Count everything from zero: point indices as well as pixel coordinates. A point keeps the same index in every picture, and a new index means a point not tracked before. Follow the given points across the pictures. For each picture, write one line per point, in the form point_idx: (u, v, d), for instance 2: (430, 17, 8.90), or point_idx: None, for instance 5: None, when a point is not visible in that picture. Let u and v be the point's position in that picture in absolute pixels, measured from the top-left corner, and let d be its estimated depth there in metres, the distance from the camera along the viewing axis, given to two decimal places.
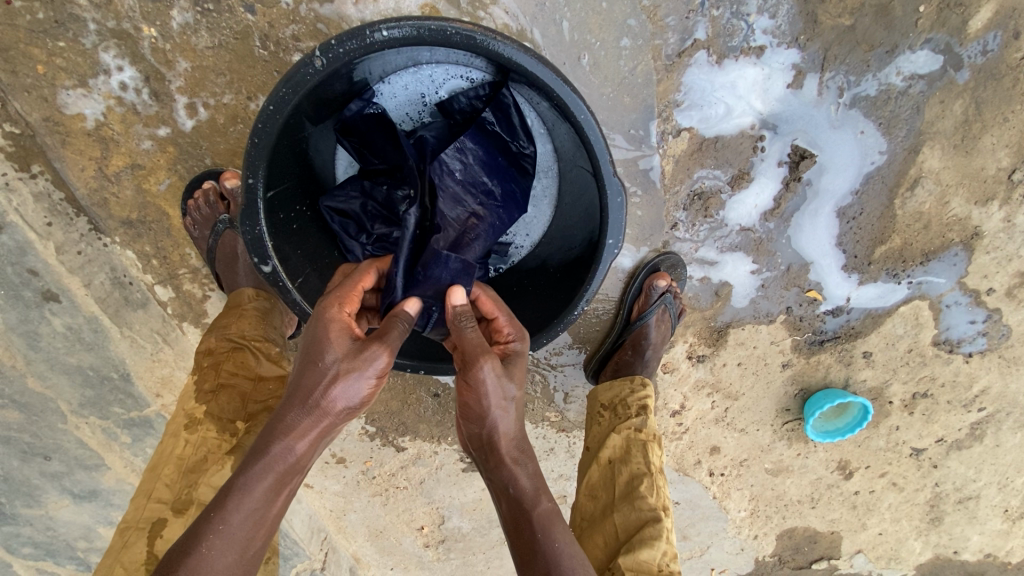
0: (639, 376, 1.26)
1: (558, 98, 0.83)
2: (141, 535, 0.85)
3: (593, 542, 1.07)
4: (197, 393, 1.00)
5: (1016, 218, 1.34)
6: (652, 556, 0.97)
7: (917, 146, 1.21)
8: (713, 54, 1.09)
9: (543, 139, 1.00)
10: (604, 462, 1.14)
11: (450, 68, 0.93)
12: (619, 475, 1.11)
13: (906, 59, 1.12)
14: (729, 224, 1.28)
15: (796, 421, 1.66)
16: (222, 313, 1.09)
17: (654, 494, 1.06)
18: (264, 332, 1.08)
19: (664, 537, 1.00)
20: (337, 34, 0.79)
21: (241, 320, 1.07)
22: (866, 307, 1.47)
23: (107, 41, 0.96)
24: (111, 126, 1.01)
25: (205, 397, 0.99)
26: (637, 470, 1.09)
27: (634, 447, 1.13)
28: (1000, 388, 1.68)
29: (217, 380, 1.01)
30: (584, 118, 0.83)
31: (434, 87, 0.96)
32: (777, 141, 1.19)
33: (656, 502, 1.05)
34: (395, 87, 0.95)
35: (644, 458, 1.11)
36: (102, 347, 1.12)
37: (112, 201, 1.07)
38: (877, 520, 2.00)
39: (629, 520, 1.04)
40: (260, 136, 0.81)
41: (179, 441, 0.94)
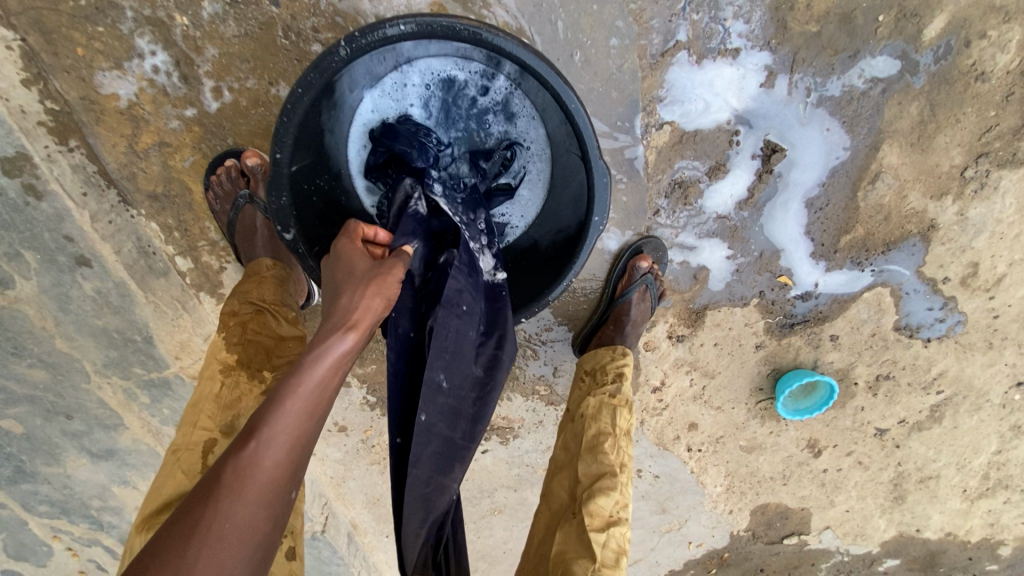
0: (619, 346, 1.36)
1: (553, 88, 0.96)
2: (194, 452, 0.99)
3: (559, 485, 1.18)
4: (227, 345, 1.10)
5: (968, 212, 1.46)
6: (606, 504, 1.09)
7: (877, 143, 1.33)
8: (693, 55, 1.20)
9: (536, 123, 1.12)
10: (578, 419, 1.26)
11: (454, 61, 1.06)
12: (588, 430, 1.22)
13: (867, 64, 1.24)
14: (707, 212, 1.40)
15: (768, 400, 1.78)
16: (243, 280, 1.18)
17: (614, 452, 1.17)
18: (281, 298, 1.17)
19: (619, 491, 1.11)
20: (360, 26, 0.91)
21: (264, 280, 1.17)
22: (833, 292, 1.59)
23: (143, 28, 1.05)
24: (142, 106, 1.10)
25: (234, 348, 1.09)
26: (605, 428, 1.21)
27: (605, 409, 1.24)
28: (957, 372, 1.81)
29: (245, 332, 1.11)
30: (575, 107, 0.97)
31: (441, 77, 1.08)
32: (751, 136, 1.31)
33: (615, 459, 1.16)
34: (406, 75, 1.08)
35: (612, 420, 1.22)
36: (127, 311, 1.21)
37: (140, 175, 1.16)
38: (844, 497, 2.13)
39: (591, 470, 1.15)
40: (289, 115, 0.95)
41: (216, 382, 1.06)
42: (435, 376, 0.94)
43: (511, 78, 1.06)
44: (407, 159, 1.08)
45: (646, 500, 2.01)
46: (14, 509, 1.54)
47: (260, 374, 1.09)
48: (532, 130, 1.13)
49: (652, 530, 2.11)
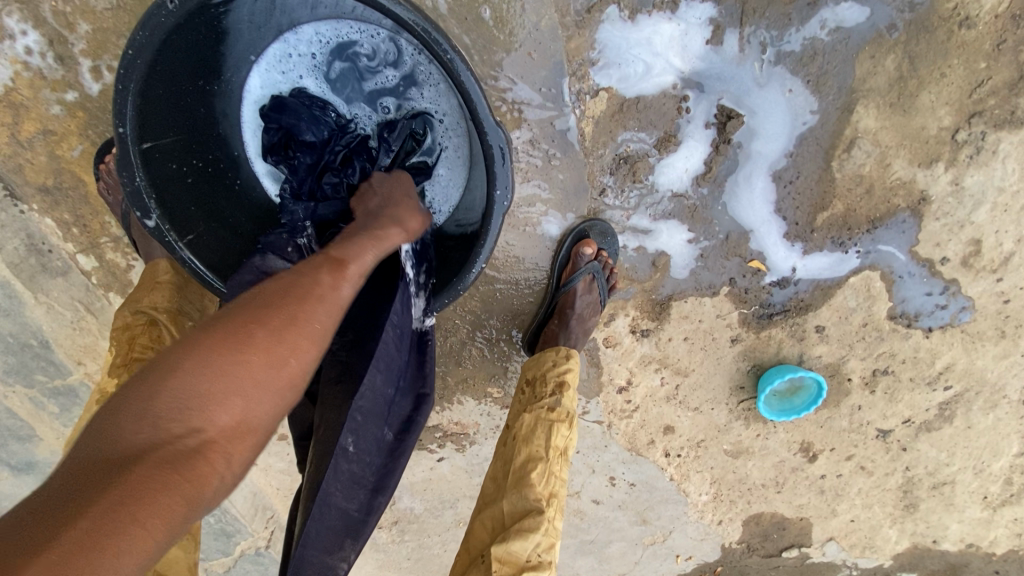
0: (564, 348, 1.24)
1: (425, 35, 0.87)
2: None
3: (483, 525, 1.11)
4: (110, 368, 1.00)
5: (964, 180, 1.28)
6: (524, 547, 1.02)
7: (850, 104, 1.17)
8: (625, 10, 1.06)
9: (442, 92, 1.00)
10: (509, 442, 1.18)
11: (334, 23, 0.96)
12: (518, 454, 1.14)
13: (829, 12, 1.09)
14: (660, 190, 1.25)
15: (751, 400, 1.62)
16: (135, 287, 1.09)
17: (543, 482, 1.10)
18: (176, 304, 1.08)
19: (541, 530, 1.04)
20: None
21: (152, 292, 1.06)
22: (814, 277, 1.42)
23: (10, 6, 0.97)
24: (19, 91, 1.02)
25: (117, 371, 0.99)
26: (535, 453, 1.13)
27: (540, 429, 1.16)
28: (966, 365, 1.61)
29: (130, 356, 1.01)
30: (450, 57, 0.86)
31: (333, 45, 0.98)
32: (702, 101, 1.16)
33: (542, 491, 1.09)
34: (295, 43, 0.98)
35: (546, 441, 1.14)
36: (21, 313, 1.14)
37: (27, 167, 1.08)
38: (848, 506, 1.93)
39: (515, 507, 1.08)
40: (122, 85, 0.83)
41: None
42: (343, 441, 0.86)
43: (399, 37, 0.95)
44: (296, 133, 1.00)
45: (625, 511, 1.85)
46: None
47: None
48: (442, 101, 1.01)
49: (634, 544, 1.94)
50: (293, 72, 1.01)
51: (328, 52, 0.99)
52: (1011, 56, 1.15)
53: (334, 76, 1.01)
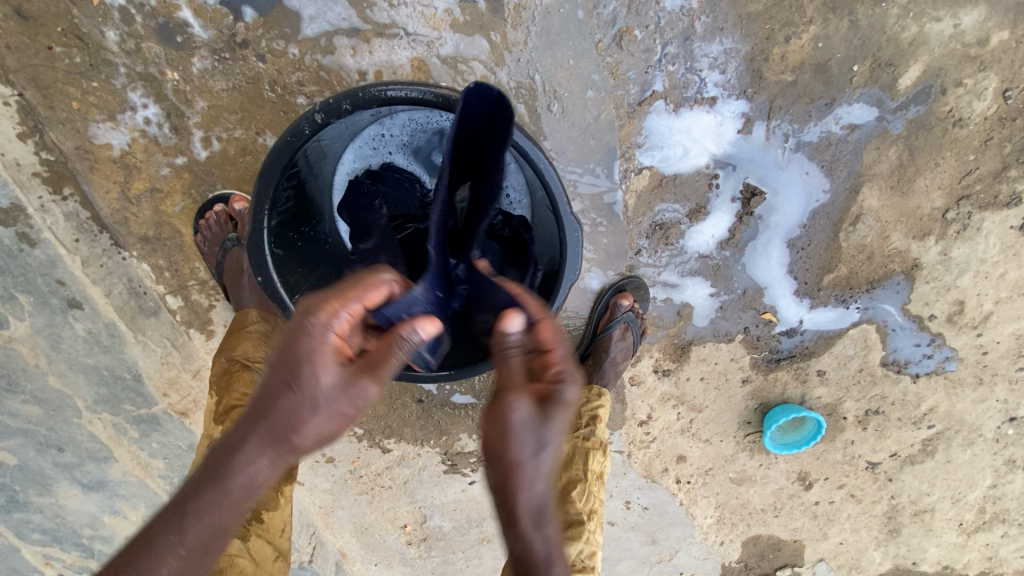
0: (595, 387, 1.39)
1: (523, 148, 1.03)
2: None
3: None
4: (216, 416, 1.13)
5: (952, 251, 1.47)
6: (570, 553, 1.16)
7: (857, 186, 1.35)
8: (670, 103, 1.22)
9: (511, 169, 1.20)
10: None
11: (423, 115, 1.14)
12: (560, 478, 1.28)
13: (844, 110, 1.26)
14: (689, 252, 1.41)
15: (756, 434, 1.78)
16: (226, 334, 1.21)
17: (583, 499, 1.23)
18: (264, 353, 1.19)
19: (584, 538, 1.18)
20: (335, 93, 0.98)
21: (243, 342, 1.18)
22: (819, 328, 1.59)
23: (136, 82, 1.10)
24: (135, 154, 1.16)
25: (221, 418, 1.11)
26: (575, 476, 1.26)
27: (578, 455, 1.28)
28: (947, 407, 1.80)
29: (229, 403, 1.13)
30: (543, 166, 1.03)
31: (422, 129, 1.16)
32: (731, 179, 1.32)
33: (583, 507, 1.22)
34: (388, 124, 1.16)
35: (584, 465, 1.27)
36: (117, 350, 1.27)
37: (131, 219, 1.21)
38: (838, 530, 2.11)
39: (560, 519, 1.21)
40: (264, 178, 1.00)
41: (206, 460, 1.07)
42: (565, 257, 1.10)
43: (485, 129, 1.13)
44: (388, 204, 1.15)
45: (636, 531, 1.99)
46: (6, 538, 1.56)
47: None
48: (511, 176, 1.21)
49: (643, 561, 2.08)
50: (384, 147, 1.19)
51: (418, 135, 1.17)
52: (996, 151, 1.33)
53: (418, 151, 1.19)
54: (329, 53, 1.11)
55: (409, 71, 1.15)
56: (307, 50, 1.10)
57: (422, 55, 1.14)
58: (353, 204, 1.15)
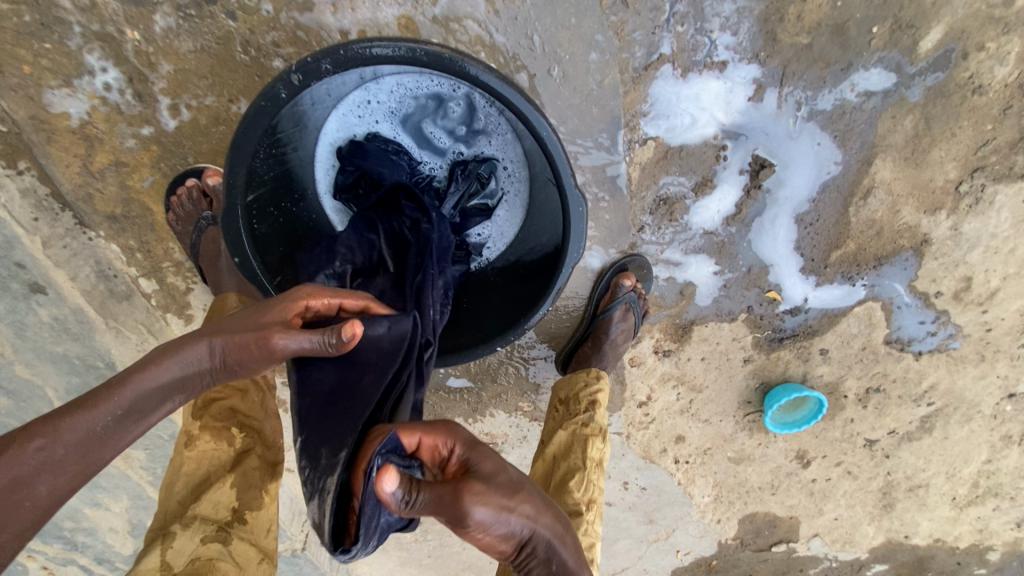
0: (594, 369, 1.34)
1: (523, 114, 0.95)
2: (154, 546, 0.89)
3: None
4: (192, 411, 1.05)
5: (962, 226, 1.42)
6: None
7: (869, 158, 1.28)
8: (678, 68, 1.14)
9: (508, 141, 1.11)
10: (548, 456, 1.26)
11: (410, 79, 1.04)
12: (558, 468, 1.23)
13: (861, 76, 1.18)
14: (693, 228, 1.35)
15: (756, 413, 1.75)
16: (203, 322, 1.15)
17: (581, 488, 1.19)
18: None
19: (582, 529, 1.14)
20: (314, 52, 0.90)
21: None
22: (823, 306, 1.54)
23: (92, 43, 1.00)
24: (95, 124, 1.06)
25: (197, 414, 1.05)
26: (573, 465, 1.21)
27: (576, 443, 1.24)
28: (948, 384, 1.78)
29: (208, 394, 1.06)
30: (546, 134, 0.96)
31: (411, 95, 1.07)
32: (739, 150, 1.25)
33: (581, 497, 1.18)
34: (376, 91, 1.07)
35: (583, 453, 1.22)
36: (87, 337, 1.18)
37: (96, 196, 1.12)
38: (833, 506, 2.11)
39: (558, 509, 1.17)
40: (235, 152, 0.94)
41: (183, 458, 1.01)
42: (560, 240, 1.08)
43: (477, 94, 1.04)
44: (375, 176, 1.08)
45: (634, 511, 1.98)
46: None
47: (228, 433, 1.05)
48: (508, 148, 1.12)
49: (640, 539, 2.07)
50: (370, 116, 1.10)
51: (406, 102, 1.08)
52: (1016, 120, 1.26)
53: (407, 120, 1.11)
54: (307, 11, 1.01)
55: (396, 31, 1.06)
56: (282, 6, 1.00)
57: (410, 13, 1.05)
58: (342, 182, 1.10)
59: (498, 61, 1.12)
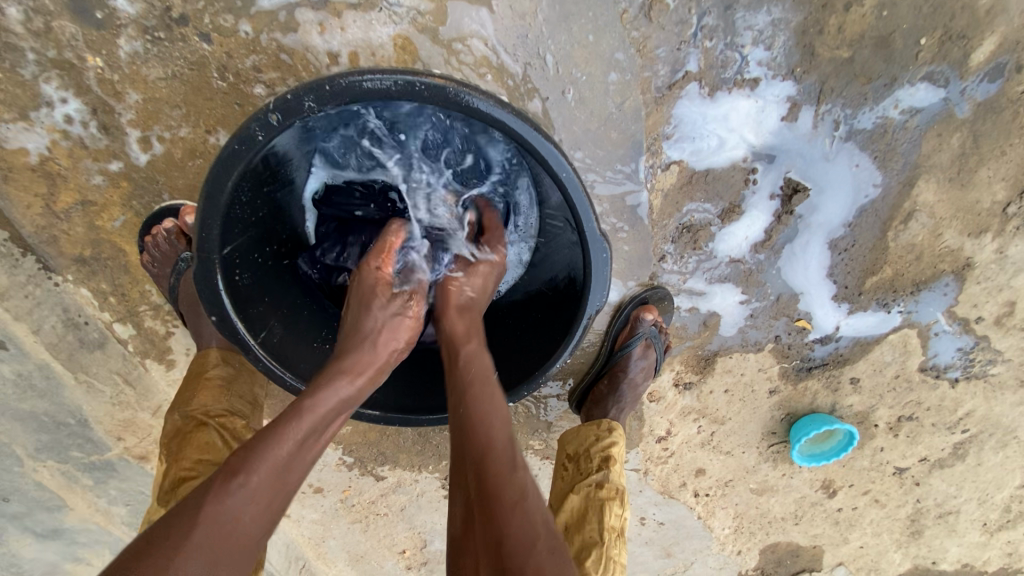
0: (605, 421, 1.21)
1: (542, 156, 0.85)
2: None
3: None
4: (160, 495, 0.97)
5: (1009, 249, 1.30)
6: None
7: (912, 179, 1.17)
8: (705, 86, 1.04)
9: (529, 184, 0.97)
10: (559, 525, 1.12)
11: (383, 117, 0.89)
12: (571, 542, 1.09)
13: (905, 93, 1.08)
14: (719, 256, 1.24)
15: (782, 444, 1.62)
16: (184, 381, 1.06)
17: (600, 569, 1.05)
18: (226, 406, 1.04)
19: None
20: (295, 87, 0.80)
21: (202, 393, 1.03)
22: (855, 334, 1.43)
23: (48, 71, 0.93)
24: (57, 160, 0.99)
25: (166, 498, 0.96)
26: (589, 538, 1.08)
27: (591, 510, 1.10)
28: (985, 411, 1.66)
29: (177, 474, 0.96)
30: (567, 176, 0.85)
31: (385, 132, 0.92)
32: (770, 173, 1.15)
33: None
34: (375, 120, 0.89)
35: (599, 523, 1.09)
36: (54, 395, 1.13)
37: (62, 238, 1.04)
38: (859, 534, 1.93)
39: None
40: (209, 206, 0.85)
41: None
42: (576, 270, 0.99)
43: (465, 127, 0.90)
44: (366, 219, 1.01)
45: (651, 545, 1.88)
46: None
47: None
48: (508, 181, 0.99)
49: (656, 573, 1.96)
50: (370, 149, 0.95)
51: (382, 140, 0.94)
52: None
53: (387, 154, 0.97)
54: (291, 31, 0.93)
55: (392, 51, 0.97)
56: (263, 26, 0.93)
57: (407, 33, 0.96)
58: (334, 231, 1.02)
59: (506, 83, 1.02)
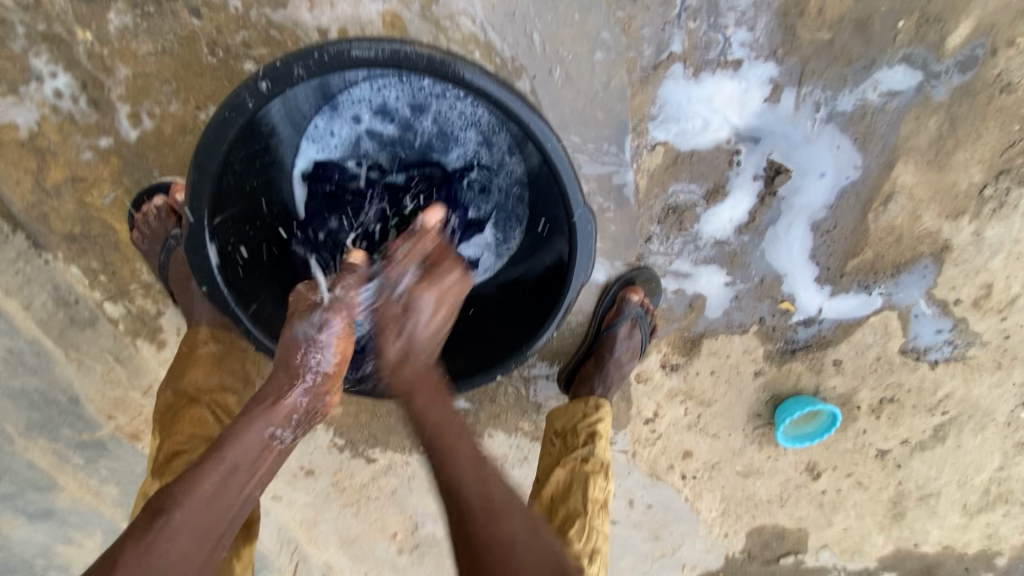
0: (593, 399, 1.23)
1: (527, 126, 0.87)
2: None
3: None
4: (152, 470, 0.97)
5: (985, 231, 1.33)
6: None
7: (891, 161, 1.20)
8: (689, 67, 1.07)
9: (515, 165, 1.01)
10: (543, 499, 1.12)
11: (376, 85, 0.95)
12: (555, 514, 1.10)
13: (884, 75, 1.11)
14: (704, 237, 1.26)
15: (767, 426, 1.65)
16: (174, 357, 1.06)
17: (583, 538, 1.06)
18: (219, 381, 1.06)
19: None
20: (285, 56, 0.83)
21: (194, 369, 1.03)
22: (837, 317, 1.46)
23: (39, 46, 0.96)
24: (47, 136, 1.01)
25: (159, 471, 0.96)
26: (573, 509, 1.09)
27: (576, 483, 1.12)
28: (964, 394, 1.69)
29: (172, 448, 0.97)
30: (551, 147, 0.87)
31: (378, 103, 0.99)
32: (754, 155, 1.17)
33: (583, 548, 1.05)
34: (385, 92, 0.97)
35: (584, 495, 1.10)
36: (45, 370, 1.15)
37: (52, 215, 1.06)
38: (842, 517, 1.96)
39: None
40: (201, 167, 0.87)
41: None
42: (559, 246, 1.01)
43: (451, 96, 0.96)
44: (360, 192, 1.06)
45: (640, 529, 1.91)
46: None
47: None
48: (496, 155, 1.03)
49: (645, 557, 1.99)
50: (376, 122, 1.02)
51: (377, 110, 1.00)
52: None
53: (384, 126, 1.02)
54: (280, 7, 0.95)
55: (380, 28, 0.98)
56: (253, 3, 0.95)
57: (396, 10, 0.98)
58: (325, 204, 1.06)
59: (494, 62, 1.04)
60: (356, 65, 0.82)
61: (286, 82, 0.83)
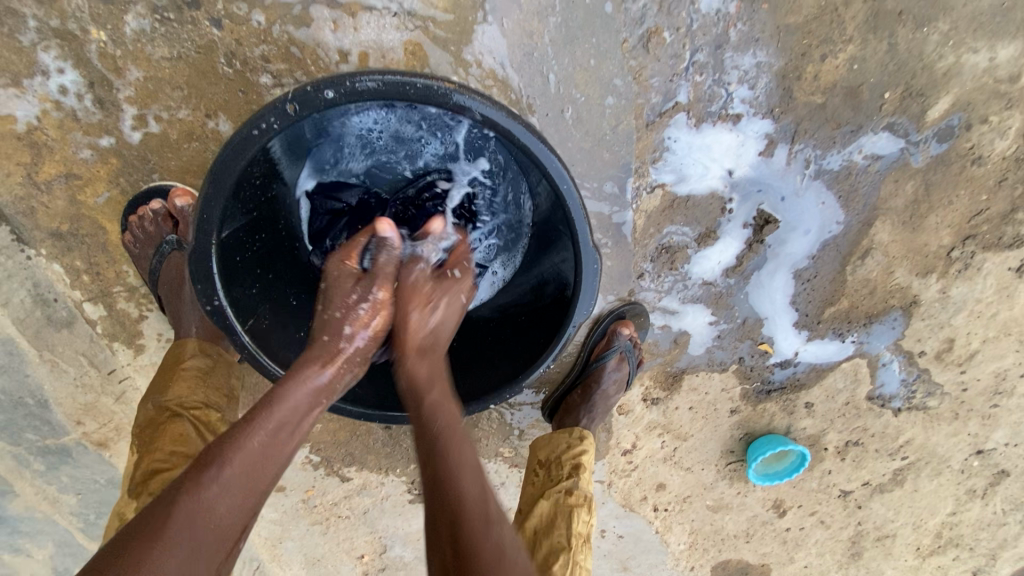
0: (577, 429, 1.24)
1: (546, 168, 0.89)
2: None
3: None
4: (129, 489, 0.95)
5: (951, 290, 1.41)
6: None
7: (870, 220, 1.28)
8: (692, 117, 1.12)
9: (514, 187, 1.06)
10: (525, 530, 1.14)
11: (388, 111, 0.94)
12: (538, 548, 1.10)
13: (868, 140, 1.18)
14: (692, 278, 1.30)
15: (739, 462, 1.69)
16: (158, 370, 1.04)
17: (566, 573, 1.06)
18: (202, 398, 1.03)
19: None
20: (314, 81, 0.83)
21: (177, 384, 1.01)
22: (812, 361, 1.52)
23: (49, 40, 0.96)
24: (44, 131, 1.00)
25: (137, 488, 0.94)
26: (556, 544, 1.09)
27: (559, 516, 1.12)
28: (923, 440, 1.77)
29: (150, 466, 0.95)
30: (567, 188, 0.90)
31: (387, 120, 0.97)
32: (745, 204, 1.23)
33: None
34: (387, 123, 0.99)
35: (567, 529, 1.11)
36: (16, 370, 1.12)
37: (40, 210, 1.04)
38: (804, 553, 1.99)
39: None
40: (214, 184, 0.86)
41: None
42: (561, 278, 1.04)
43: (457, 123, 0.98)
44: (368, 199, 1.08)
45: (608, 558, 1.92)
46: None
47: None
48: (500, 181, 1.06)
49: None
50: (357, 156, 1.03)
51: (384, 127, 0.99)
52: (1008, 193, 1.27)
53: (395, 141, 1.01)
54: (303, 25, 0.97)
55: (401, 54, 1.01)
56: (276, 19, 0.97)
57: (417, 39, 1.01)
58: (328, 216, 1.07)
59: (508, 97, 1.07)
60: (384, 96, 0.83)
61: (313, 105, 0.83)
